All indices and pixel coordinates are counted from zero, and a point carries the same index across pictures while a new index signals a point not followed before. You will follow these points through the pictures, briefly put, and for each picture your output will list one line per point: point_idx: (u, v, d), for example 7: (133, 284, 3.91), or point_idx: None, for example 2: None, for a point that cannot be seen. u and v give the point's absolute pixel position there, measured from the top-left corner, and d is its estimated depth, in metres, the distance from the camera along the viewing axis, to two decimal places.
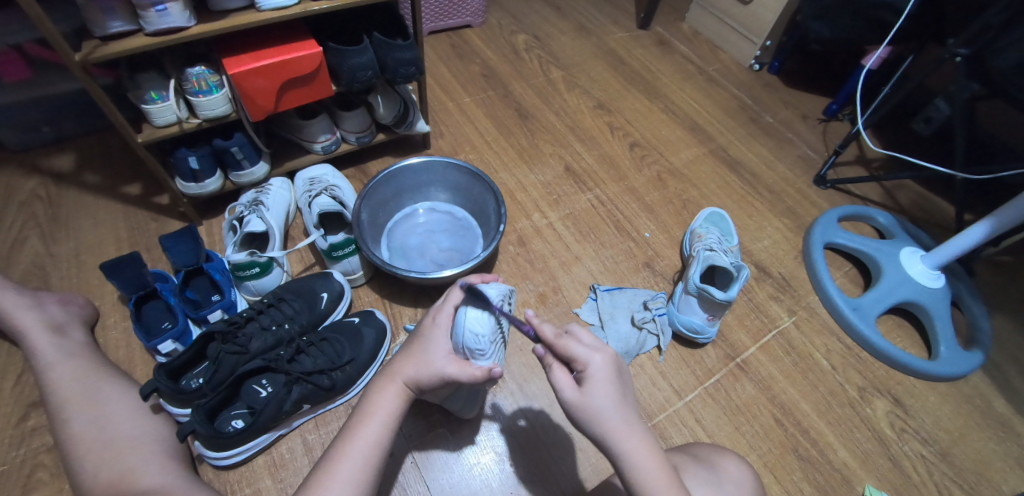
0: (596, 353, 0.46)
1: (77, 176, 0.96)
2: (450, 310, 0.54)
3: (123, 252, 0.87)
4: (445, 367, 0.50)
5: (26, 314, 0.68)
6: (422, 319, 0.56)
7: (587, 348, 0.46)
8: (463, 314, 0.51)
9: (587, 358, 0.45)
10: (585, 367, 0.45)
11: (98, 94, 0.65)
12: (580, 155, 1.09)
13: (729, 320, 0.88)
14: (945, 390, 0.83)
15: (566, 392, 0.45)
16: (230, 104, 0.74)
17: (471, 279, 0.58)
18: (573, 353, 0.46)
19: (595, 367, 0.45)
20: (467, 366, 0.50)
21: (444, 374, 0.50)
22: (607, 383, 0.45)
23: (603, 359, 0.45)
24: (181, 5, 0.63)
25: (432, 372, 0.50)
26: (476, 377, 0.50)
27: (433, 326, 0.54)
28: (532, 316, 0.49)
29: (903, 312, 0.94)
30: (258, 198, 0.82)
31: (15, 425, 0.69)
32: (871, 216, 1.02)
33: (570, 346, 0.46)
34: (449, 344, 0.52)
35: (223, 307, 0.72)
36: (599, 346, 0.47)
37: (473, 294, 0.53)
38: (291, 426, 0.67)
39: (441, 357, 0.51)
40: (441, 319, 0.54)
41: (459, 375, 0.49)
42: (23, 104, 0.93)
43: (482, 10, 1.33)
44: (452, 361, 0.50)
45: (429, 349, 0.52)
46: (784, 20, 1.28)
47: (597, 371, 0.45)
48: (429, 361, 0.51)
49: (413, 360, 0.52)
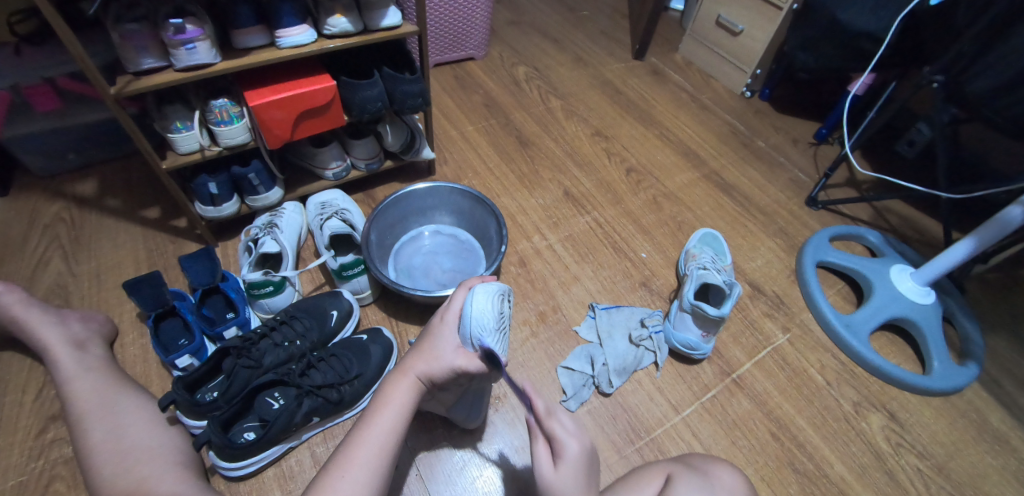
0: (575, 440, 0.49)
1: (99, 200, 1.02)
2: (456, 310, 0.58)
3: (142, 271, 0.91)
4: (454, 360, 0.54)
5: (50, 330, 0.72)
6: (430, 320, 0.60)
7: (568, 433, 0.49)
8: (468, 309, 0.54)
9: (565, 443, 0.48)
10: (561, 449, 0.48)
11: (128, 124, 0.69)
12: (578, 180, 1.14)
13: (724, 337, 0.90)
14: (940, 404, 0.85)
15: (543, 466, 0.49)
16: (249, 134, 0.79)
17: (472, 280, 0.62)
18: (554, 433, 0.49)
19: (570, 453, 0.48)
20: (475, 357, 0.54)
21: (453, 367, 0.54)
22: (578, 470, 0.48)
23: (578, 447, 0.48)
24: (208, 44, 0.68)
25: (442, 366, 0.54)
26: (485, 368, 0.54)
27: (441, 324, 0.58)
28: (529, 386, 0.49)
29: (895, 329, 0.96)
30: (272, 221, 0.86)
31: (34, 437, 0.72)
32: (862, 235, 1.05)
33: (553, 429, 0.49)
34: (457, 339, 0.56)
35: (238, 324, 0.75)
36: (579, 432, 0.49)
37: (476, 290, 0.56)
38: (300, 439, 0.69)
39: (451, 351, 0.55)
40: (448, 318, 0.57)
41: (468, 366, 0.53)
42: (52, 133, 0.99)
43: (484, 44, 1.41)
44: (460, 354, 0.54)
45: (438, 344, 0.56)
46: (772, 50, 1.35)
47: (571, 455, 0.48)
48: (439, 355, 0.55)
49: (424, 356, 0.56)
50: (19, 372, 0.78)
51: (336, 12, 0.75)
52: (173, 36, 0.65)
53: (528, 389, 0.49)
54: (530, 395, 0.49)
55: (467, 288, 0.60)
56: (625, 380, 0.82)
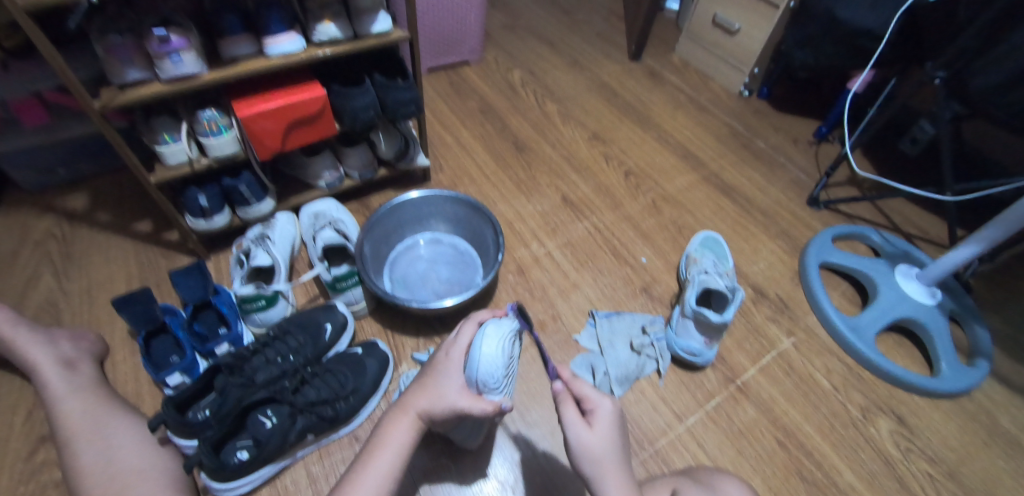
0: (605, 399, 0.49)
1: (90, 215, 1.00)
2: (463, 346, 0.56)
3: (134, 287, 0.89)
4: (457, 401, 0.51)
5: (39, 350, 0.70)
6: (434, 354, 0.58)
7: (599, 393, 0.49)
8: (477, 351, 0.53)
9: (598, 401, 0.49)
10: (595, 408, 0.48)
11: (114, 137, 0.68)
12: (576, 185, 1.12)
13: (727, 342, 0.89)
14: (949, 407, 0.83)
15: (578, 430, 0.47)
16: (239, 145, 0.78)
17: (479, 315, 0.60)
18: (584, 393, 0.49)
19: (603, 411, 0.48)
20: (479, 400, 0.51)
21: (456, 408, 0.51)
22: (612, 429, 0.48)
23: (612, 405, 0.49)
24: (194, 55, 0.67)
25: (445, 405, 0.51)
26: (487, 410, 0.51)
27: (446, 360, 0.55)
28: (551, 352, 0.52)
29: (902, 331, 0.94)
30: (264, 233, 0.84)
31: (24, 459, 0.70)
32: (866, 235, 1.04)
33: (582, 387, 0.50)
34: (462, 378, 0.54)
35: (230, 340, 0.74)
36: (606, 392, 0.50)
37: (486, 330, 0.55)
38: (296, 457, 0.68)
39: (455, 390, 0.52)
40: (453, 354, 0.55)
41: (471, 408, 0.50)
42: (40, 147, 0.98)
43: (478, 49, 1.40)
44: (464, 395, 0.51)
45: (442, 382, 0.53)
46: (770, 49, 1.34)
47: (604, 413, 0.48)
48: (442, 394, 0.52)
49: (427, 394, 0.53)
50: (9, 391, 0.77)
51: (325, 20, 0.73)
52: (158, 46, 0.64)
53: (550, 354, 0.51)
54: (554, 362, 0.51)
55: (474, 322, 0.58)
56: (628, 389, 0.80)
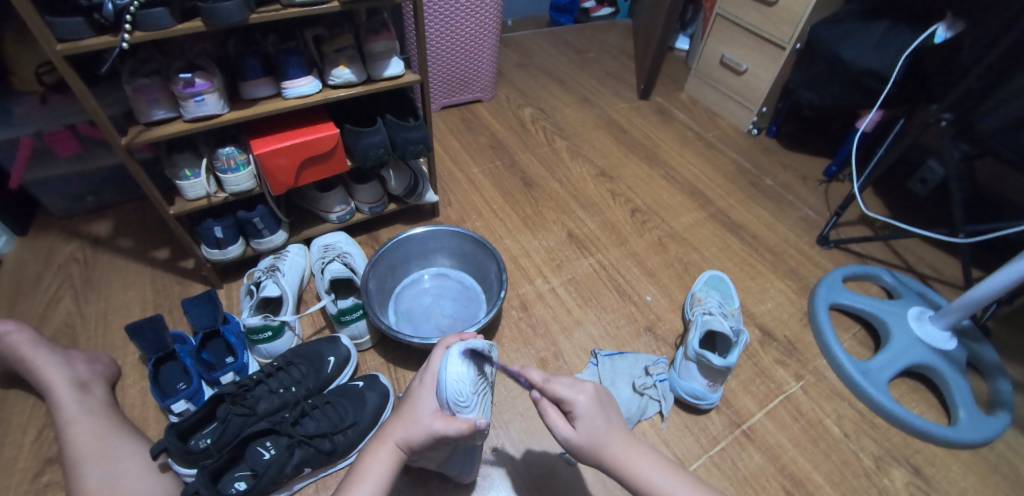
0: (579, 394, 0.52)
1: (112, 241, 1.04)
2: (435, 369, 0.55)
3: (147, 313, 0.92)
4: (432, 424, 0.51)
5: (55, 372, 0.73)
6: (411, 383, 0.58)
7: (572, 390, 0.52)
8: (443, 372, 0.51)
9: (573, 399, 0.51)
10: (573, 408, 0.51)
11: (138, 171, 0.71)
12: (583, 221, 1.14)
13: (733, 384, 0.87)
14: (969, 458, 0.80)
15: (563, 431, 0.51)
16: (255, 180, 0.81)
17: (450, 338, 0.59)
18: (560, 395, 0.52)
19: (581, 407, 0.51)
20: (454, 420, 0.50)
21: (432, 432, 0.51)
22: (595, 418, 0.51)
23: (586, 398, 0.52)
24: (217, 96, 0.71)
25: (420, 432, 0.52)
26: (463, 429, 0.50)
27: (420, 386, 0.55)
28: (517, 367, 0.53)
29: (917, 376, 0.91)
30: (275, 265, 0.87)
31: (29, 480, 0.72)
32: (878, 276, 1.02)
33: (557, 390, 0.52)
34: (436, 401, 0.53)
35: (234, 370, 0.75)
36: (580, 385, 0.53)
37: (451, 351, 0.53)
38: (292, 489, 0.68)
39: (428, 415, 0.52)
40: (426, 379, 0.55)
41: (446, 430, 0.50)
42: (72, 176, 1.03)
43: (491, 87, 1.45)
44: (438, 418, 0.51)
45: (417, 409, 0.53)
46: (777, 88, 1.36)
47: (582, 409, 0.51)
48: (417, 421, 0.52)
49: (403, 423, 0.54)
50: (21, 411, 0.79)
51: (341, 64, 0.77)
52: (183, 89, 0.68)
53: (517, 368, 0.53)
54: (523, 372, 0.52)
55: (443, 347, 0.58)
56: (629, 431, 0.79)
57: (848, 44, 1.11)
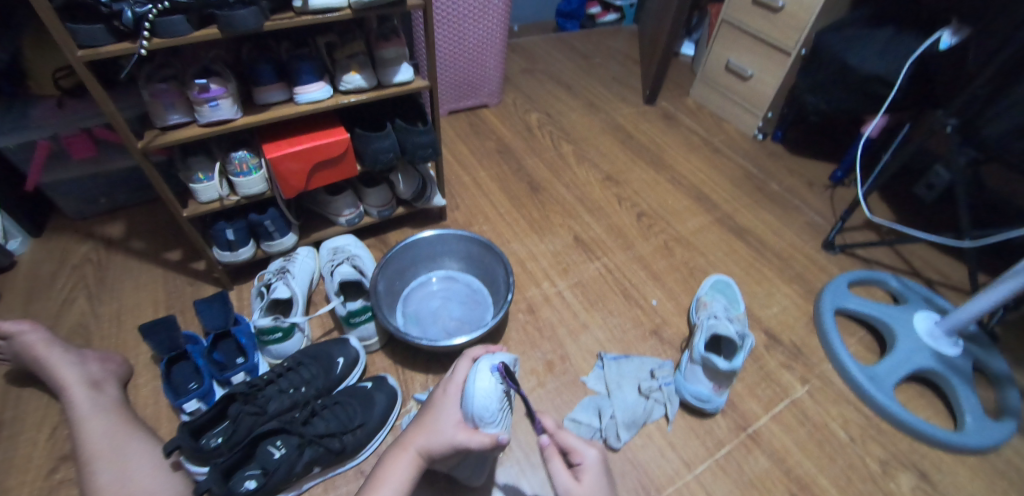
0: (589, 449, 0.54)
1: (125, 242, 1.06)
2: (459, 381, 0.58)
3: (160, 313, 0.93)
4: (455, 435, 0.52)
5: (69, 370, 0.74)
6: (433, 393, 0.60)
7: (583, 444, 0.54)
8: (471, 384, 0.54)
9: (583, 451, 0.53)
10: (581, 458, 0.53)
11: (153, 174, 0.73)
12: (589, 225, 1.14)
13: (739, 388, 0.87)
14: (976, 464, 0.79)
15: (565, 482, 0.50)
16: (266, 184, 0.82)
17: (475, 351, 0.61)
18: (569, 445, 0.54)
19: (588, 460, 0.52)
20: (476, 433, 0.52)
21: (454, 442, 0.52)
22: (598, 478, 0.51)
23: (596, 453, 0.53)
24: (231, 101, 0.72)
25: (442, 441, 0.53)
26: (484, 443, 0.51)
27: (443, 396, 0.57)
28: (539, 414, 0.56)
29: (923, 381, 0.91)
30: (285, 266, 0.88)
31: (44, 477, 0.73)
32: (884, 281, 1.02)
33: (567, 438, 0.54)
34: (459, 413, 0.55)
35: (246, 370, 0.76)
36: (590, 443, 0.55)
37: (479, 364, 0.56)
38: (301, 489, 0.69)
39: (451, 426, 0.54)
40: (450, 390, 0.57)
41: (468, 442, 0.51)
42: (86, 179, 1.05)
43: (498, 92, 1.46)
44: (461, 429, 0.53)
45: (439, 418, 0.55)
46: (783, 94, 1.37)
47: (589, 462, 0.52)
48: (439, 430, 0.54)
49: (425, 431, 0.55)
50: (36, 409, 0.80)
51: (352, 70, 0.79)
52: (198, 94, 0.69)
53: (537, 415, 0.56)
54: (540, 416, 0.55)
55: (469, 359, 0.60)
56: (635, 433, 0.79)
57: (854, 50, 1.11)
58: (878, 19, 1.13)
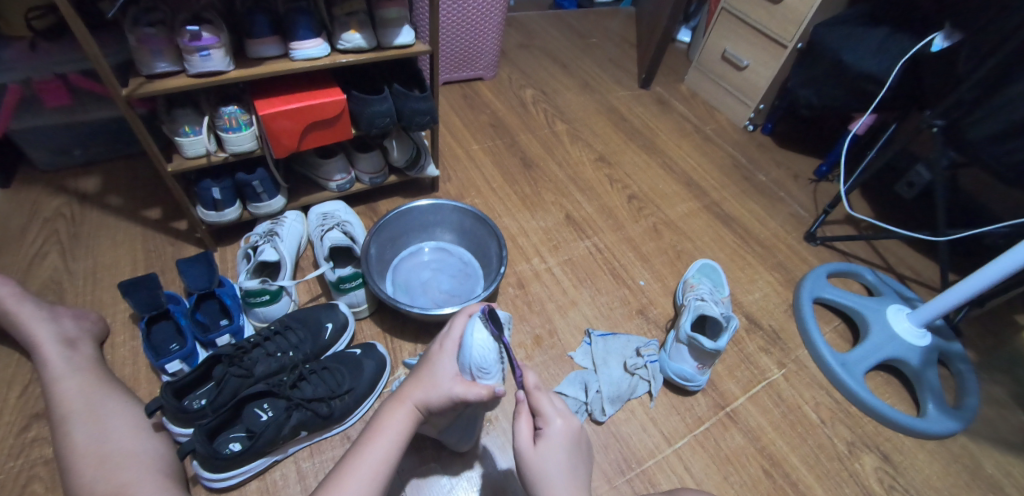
0: (560, 419, 0.50)
1: (100, 198, 1.01)
2: (456, 337, 0.55)
3: (138, 272, 0.90)
4: (452, 388, 0.52)
5: (42, 327, 0.71)
6: (429, 346, 0.58)
7: (556, 411, 0.50)
8: (468, 337, 0.52)
9: (551, 421, 0.50)
10: (546, 426, 0.50)
11: (137, 125, 0.69)
12: (580, 204, 1.15)
13: (719, 369, 0.90)
14: (934, 448, 0.84)
15: (522, 441, 0.50)
16: (256, 141, 0.80)
17: (471, 305, 0.58)
18: (540, 408, 0.50)
19: (553, 430, 0.49)
20: (474, 386, 0.51)
21: (451, 395, 0.51)
22: (558, 450, 0.49)
23: (563, 425, 0.50)
24: (223, 52, 0.69)
25: (439, 394, 0.52)
26: (484, 395, 0.51)
27: (440, 351, 0.55)
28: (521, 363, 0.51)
29: (891, 370, 0.96)
30: (273, 229, 0.86)
31: (15, 434, 0.70)
32: (860, 273, 1.06)
33: (542, 402, 0.50)
34: (455, 366, 0.54)
35: (231, 332, 0.74)
36: (566, 413, 0.51)
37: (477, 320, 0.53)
38: (287, 452, 0.68)
39: (448, 379, 0.52)
40: (447, 346, 0.54)
41: (466, 394, 0.51)
42: (58, 128, 1.00)
43: (493, 65, 1.43)
44: (458, 382, 0.52)
45: (436, 372, 0.54)
46: (776, 86, 1.38)
47: (553, 433, 0.49)
48: (436, 384, 0.53)
49: (422, 385, 0.54)
50: (6, 367, 0.77)
51: (351, 29, 0.76)
52: (189, 42, 0.66)
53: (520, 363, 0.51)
54: (522, 371, 0.50)
55: (466, 314, 0.56)
56: (619, 408, 0.81)
57: (849, 48, 1.13)
58: (874, 18, 1.14)
